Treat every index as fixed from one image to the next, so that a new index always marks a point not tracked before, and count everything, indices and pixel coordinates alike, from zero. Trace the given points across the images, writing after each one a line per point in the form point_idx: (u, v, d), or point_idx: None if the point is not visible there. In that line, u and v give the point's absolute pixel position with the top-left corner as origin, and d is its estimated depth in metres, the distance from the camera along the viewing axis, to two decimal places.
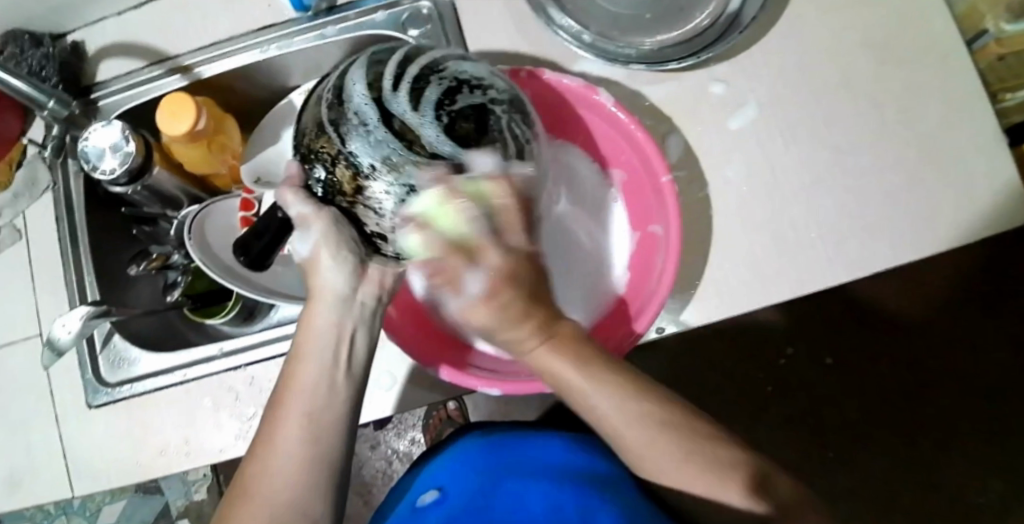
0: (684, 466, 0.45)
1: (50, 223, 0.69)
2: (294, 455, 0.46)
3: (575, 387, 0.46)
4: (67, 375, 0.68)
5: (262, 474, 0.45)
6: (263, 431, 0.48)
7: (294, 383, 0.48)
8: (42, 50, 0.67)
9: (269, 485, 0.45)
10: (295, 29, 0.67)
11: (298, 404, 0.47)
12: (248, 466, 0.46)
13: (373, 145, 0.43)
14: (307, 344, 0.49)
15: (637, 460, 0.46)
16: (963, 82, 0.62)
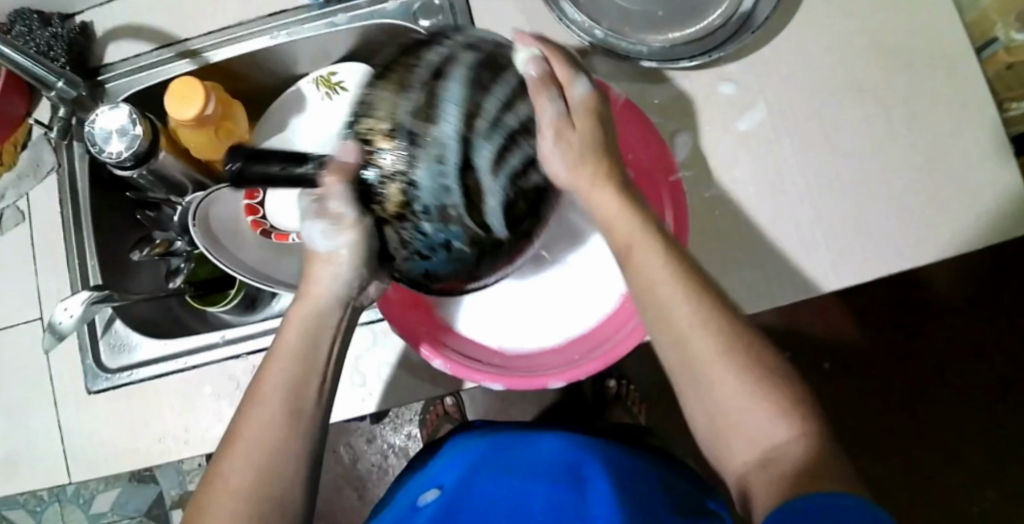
0: (743, 379, 0.42)
1: (53, 205, 0.69)
2: (274, 446, 0.44)
3: (652, 269, 0.44)
4: (67, 359, 0.67)
5: (228, 469, 0.44)
6: (237, 419, 0.46)
7: (270, 374, 0.46)
8: (51, 31, 0.67)
9: (234, 480, 0.43)
10: (306, 16, 0.67)
11: (268, 399, 0.45)
12: (218, 460, 0.45)
13: (439, 184, 0.41)
14: (293, 339, 0.47)
15: (696, 371, 0.43)
16: (972, 88, 0.62)
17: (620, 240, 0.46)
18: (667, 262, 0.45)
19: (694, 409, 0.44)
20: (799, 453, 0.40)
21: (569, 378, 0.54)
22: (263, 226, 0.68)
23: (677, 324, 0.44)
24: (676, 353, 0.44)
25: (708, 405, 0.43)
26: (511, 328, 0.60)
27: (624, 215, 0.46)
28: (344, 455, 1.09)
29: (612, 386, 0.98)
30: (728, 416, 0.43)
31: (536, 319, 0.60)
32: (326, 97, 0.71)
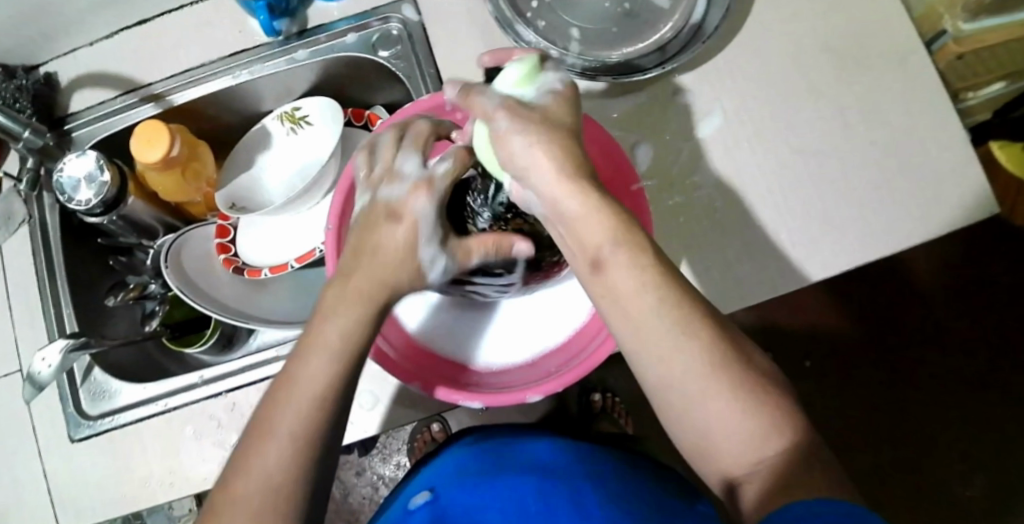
0: (733, 396, 0.40)
1: (26, 257, 0.69)
2: (281, 487, 0.40)
3: (631, 284, 0.41)
4: (49, 409, 0.67)
5: (265, 447, 0.41)
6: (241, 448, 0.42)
7: (281, 407, 0.42)
8: (16, 82, 0.67)
9: (276, 458, 0.41)
10: (267, 53, 0.68)
11: (315, 375, 0.42)
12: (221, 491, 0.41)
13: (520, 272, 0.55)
14: (311, 368, 0.43)
15: (688, 385, 0.40)
16: (922, 83, 0.63)
17: (591, 250, 0.43)
18: (641, 274, 0.41)
19: (680, 425, 0.42)
20: (795, 472, 0.38)
21: (546, 391, 0.54)
22: (236, 264, 0.67)
23: (662, 342, 0.41)
24: (661, 369, 0.41)
25: (698, 420, 0.41)
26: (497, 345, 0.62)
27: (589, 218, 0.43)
28: (335, 489, 1.09)
29: (598, 399, 0.99)
30: (721, 432, 0.40)
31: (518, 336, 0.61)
32: (291, 132, 0.71)
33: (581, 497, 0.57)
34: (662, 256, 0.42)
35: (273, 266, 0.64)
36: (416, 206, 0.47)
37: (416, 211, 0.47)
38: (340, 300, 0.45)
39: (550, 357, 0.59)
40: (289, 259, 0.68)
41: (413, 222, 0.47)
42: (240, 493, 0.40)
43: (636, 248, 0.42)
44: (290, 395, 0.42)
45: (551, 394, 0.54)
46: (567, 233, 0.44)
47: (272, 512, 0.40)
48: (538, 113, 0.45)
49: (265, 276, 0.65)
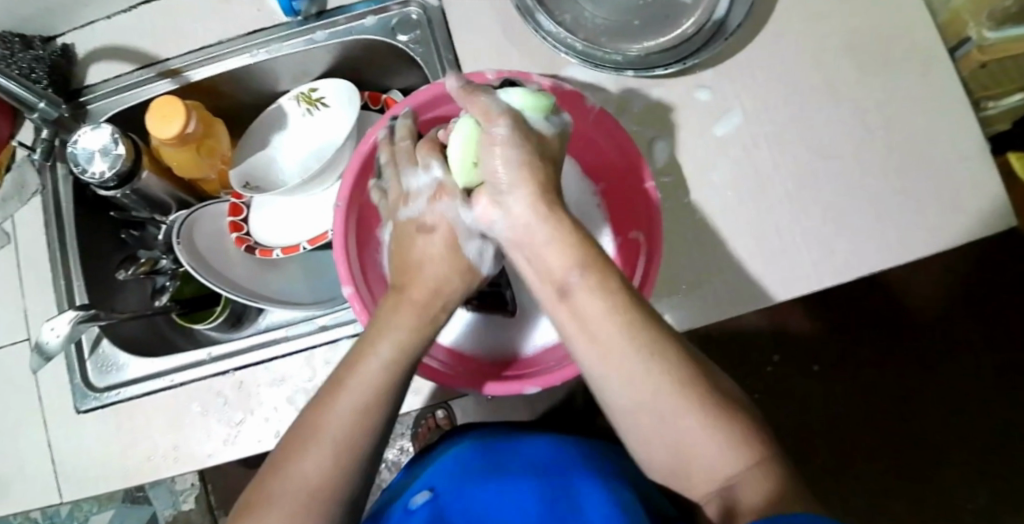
0: (699, 414, 0.41)
1: (38, 227, 0.69)
2: (323, 490, 0.43)
3: (600, 310, 0.42)
4: (56, 379, 0.67)
5: (312, 448, 0.43)
6: (288, 441, 0.45)
7: (333, 409, 0.44)
8: (33, 53, 0.67)
9: (320, 460, 0.43)
10: (285, 33, 0.67)
11: (367, 383, 0.45)
12: (267, 481, 0.43)
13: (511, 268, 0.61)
14: (369, 374, 0.46)
15: (659, 403, 0.41)
16: (944, 89, 0.63)
17: (557, 277, 0.43)
18: (609, 300, 0.42)
19: (650, 442, 0.43)
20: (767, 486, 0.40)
21: (545, 383, 0.54)
22: (247, 242, 0.67)
23: (630, 367, 0.41)
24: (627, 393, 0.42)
25: (668, 436, 0.42)
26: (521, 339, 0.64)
27: (556, 245, 0.44)
28: None
29: None
30: (692, 449, 0.42)
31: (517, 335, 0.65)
32: (307, 113, 0.71)
33: (581, 504, 0.56)
34: (627, 281, 0.43)
35: (284, 246, 0.64)
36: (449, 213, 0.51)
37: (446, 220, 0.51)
38: (395, 313, 0.48)
39: (551, 353, 0.60)
40: (302, 240, 0.68)
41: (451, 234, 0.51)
42: (283, 488, 0.43)
43: (603, 274, 0.42)
44: (340, 399, 0.45)
45: (548, 386, 0.55)
46: (534, 257, 0.45)
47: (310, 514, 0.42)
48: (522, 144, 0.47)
49: (276, 256, 0.65)
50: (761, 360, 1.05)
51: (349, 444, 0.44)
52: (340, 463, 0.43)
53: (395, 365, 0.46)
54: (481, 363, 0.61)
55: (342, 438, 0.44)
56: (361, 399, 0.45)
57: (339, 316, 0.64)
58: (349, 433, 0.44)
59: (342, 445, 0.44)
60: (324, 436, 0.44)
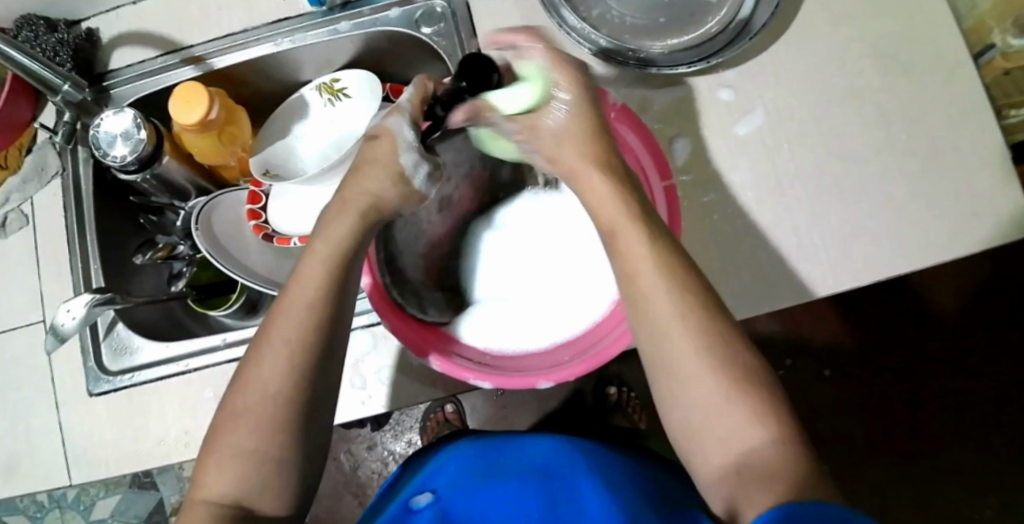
0: (719, 379, 0.44)
1: (58, 210, 0.69)
2: (277, 392, 0.46)
3: (640, 252, 0.47)
4: (70, 362, 0.67)
5: (264, 356, 0.46)
6: (247, 358, 0.48)
7: (279, 321, 0.47)
8: (58, 35, 0.68)
9: (271, 365, 0.46)
10: (310, 22, 0.68)
11: (308, 291, 0.48)
12: (230, 396, 0.47)
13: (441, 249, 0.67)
14: (306, 284, 0.48)
15: (679, 352, 0.45)
16: (968, 95, 0.63)
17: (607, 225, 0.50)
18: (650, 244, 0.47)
19: (671, 404, 0.46)
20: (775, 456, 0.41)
21: (558, 378, 0.54)
22: (265, 231, 0.67)
23: (654, 313, 0.46)
24: (655, 345, 0.46)
25: (683, 399, 0.45)
26: (490, 322, 0.63)
27: (615, 202, 0.50)
28: (344, 462, 1.09)
29: (613, 393, 1.00)
30: (706, 413, 0.44)
31: (511, 326, 0.62)
32: (329, 104, 0.71)
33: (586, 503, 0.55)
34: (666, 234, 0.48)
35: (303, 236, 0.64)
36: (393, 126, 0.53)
37: (392, 130, 0.53)
38: (326, 232, 0.50)
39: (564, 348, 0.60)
40: None
41: (393, 144, 0.53)
42: (243, 398, 0.46)
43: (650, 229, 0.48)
44: (283, 310, 0.48)
45: (562, 383, 0.55)
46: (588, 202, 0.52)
47: (269, 415, 0.45)
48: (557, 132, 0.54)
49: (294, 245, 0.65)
50: (773, 366, 1.05)
51: (298, 335, 0.47)
52: (295, 355, 0.46)
53: (334, 263, 0.49)
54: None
55: (292, 330, 0.47)
56: (307, 296, 0.48)
57: (354, 307, 0.65)
58: (298, 328, 0.47)
59: (292, 337, 0.47)
60: (277, 333, 0.47)
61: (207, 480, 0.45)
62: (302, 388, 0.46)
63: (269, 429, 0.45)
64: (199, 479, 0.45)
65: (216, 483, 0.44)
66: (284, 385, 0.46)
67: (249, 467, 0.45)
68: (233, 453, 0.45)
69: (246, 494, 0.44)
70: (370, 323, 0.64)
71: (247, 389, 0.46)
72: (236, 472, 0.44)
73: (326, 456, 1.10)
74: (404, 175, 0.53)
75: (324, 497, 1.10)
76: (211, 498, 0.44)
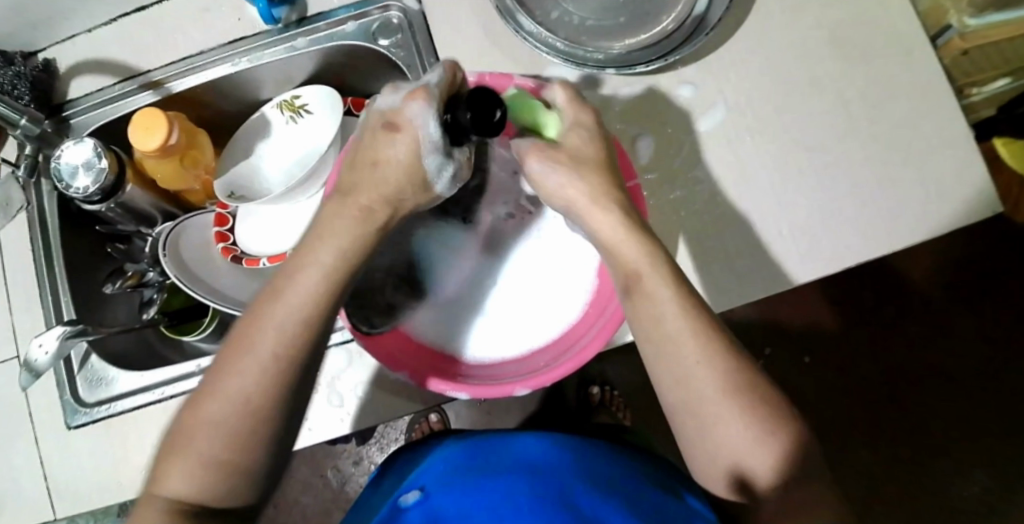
0: (747, 425, 0.45)
1: (25, 243, 0.69)
2: (254, 407, 0.43)
3: (658, 304, 0.47)
4: (46, 395, 0.67)
5: (244, 365, 0.44)
6: (220, 357, 0.45)
7: (260, 330, 0.44)
8: (14, 69, 0.67)
9: (252, 377, 0.44)
10: (266, 41, 0.67)
11: (297, 302, 0.45)
12: (202, 395, 0.44)
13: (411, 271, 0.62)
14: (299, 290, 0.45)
15: (706, 403, 0.46)
16: (927, 78, 0.63)
17: (625, 272, 0.49)
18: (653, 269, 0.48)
19: (694, 446, 0.48)
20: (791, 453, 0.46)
21: (534, 384, 0.54)
22: (234, 253, 0.67)
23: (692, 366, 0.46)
24: (679, 396, 0.47)
25: (711, 442, 0.47)
26: (493, 329, 0.62)
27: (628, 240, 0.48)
28: (332, 478, 1.10)
29: (596, 391, 1.03)
30: (733, 455, 0.46)
31: (513, 330, 0.62)
32: (290, 121, 0.71)
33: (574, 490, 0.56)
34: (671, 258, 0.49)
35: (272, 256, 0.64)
36: (411, 118, 0.46)
37: (411, 123, 0.46)
38: (327, 234, 0.46)
39: (541, 352, 0.59)
40: (288, 249, 0.67)
41: (411, 138, 0.46)
42: (215, 404, 0.43)
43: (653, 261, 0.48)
44: (267, 316, 0.45)
45: (538, 388, 0.55)
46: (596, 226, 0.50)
47: (241, 429, 0.43)
48: (563, 152, 0.51)
49: (264, 265, 0.66)
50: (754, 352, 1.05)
51: (286, 348, 0.44)
52: (282, 370, 0.44)
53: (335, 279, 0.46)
54: (466, 362, 0.60)
55: (280, 342, 0.44)
56: (298, 306, 0.45)
57: None
58: (287, 339, 0.44)
59: (279, 349, 0.44)
60: (262, 340, 0.44)
61: (170, 479, 0.43)
62: (283, 401, 0.44)
63: (242, 438, 0.43)
64: (158, 474, 0.44)
65: (179, 483, 0.43)
66: (264, 397, 0.44)
67: (217, 473, 0.43)
68: (201, 455, 0.43)
69: (211, 497, 0.43)
70: (343, 339, 0.64)
71: (223, 393, 0.44)
72: (202, 476, 0.43)
73: (312, 471, 1.10)
74: (418, 176, 0.48)
75: (317, 510, 1.10)
76: (173, 497, 0.43)
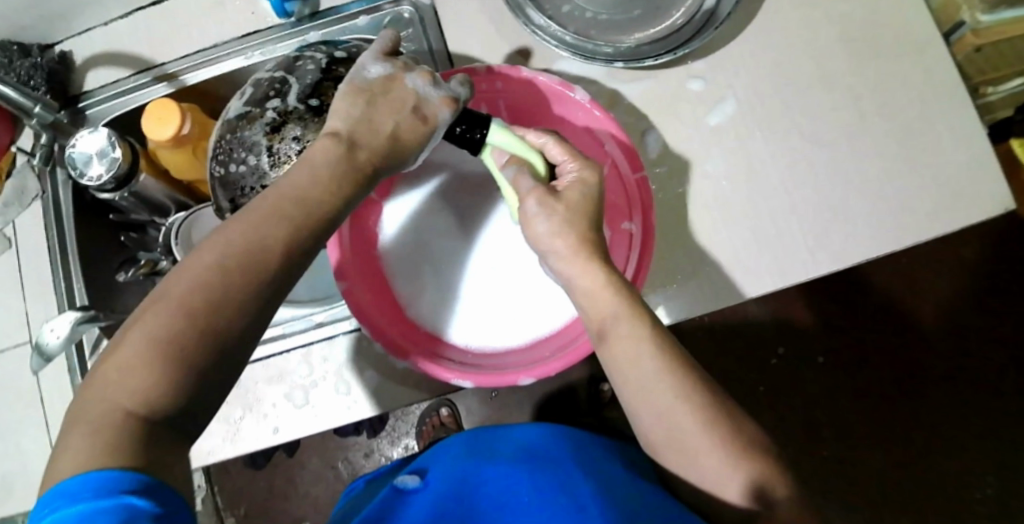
0: (728, 451, 0.46)
1: (39, 231, 0.70)
2: (196, 322, 0.41)
3: (634, 353, 0.48)
4: (57, 381, 0.68)
5: (193, 276, 0.42)
6: (172, 277, 0.43)
7: (208, 253, 0.43)
8: (31, 60, 0.68)
9: (199, 290, 0.42)
10: (280, 34, 0.68)
11: (249, 233, 0.44)
12: (148, 308, 0.41)
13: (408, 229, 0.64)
14: (244, 231, 0.44)
15: (688, 439, 0.47)
16: (940, 72, 0.62)
17: (598, 318, 0.50)
18: (633, 325, 0.49)
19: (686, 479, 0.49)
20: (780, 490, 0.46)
21: (538, 374, 0.55)
22: None
23: (668, 412, 0.47)
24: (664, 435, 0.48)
25: (698, 472, 0.47)
26: (481, 318, 0.63)
27: (606, 292, 0.50)
28: (343, 470, 1.10)
29: (606, 389, 1.03)
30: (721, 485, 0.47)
31: (500, 318, 0.62)
32: None
33: (574, 482, 0.55)
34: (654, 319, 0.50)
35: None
36: (440, 115, 0.52)
37: (439, 119, 0.52)
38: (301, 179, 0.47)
39: (545, 344, 0.60)
40: None
41: (431, 131, 0.52)
42: (159, 315, 0.41)
43: (634, 316, 0.49)
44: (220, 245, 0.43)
45: (542, 379, 0.55)
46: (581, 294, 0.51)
47: (180, 340, 0.40)
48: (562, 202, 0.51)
49: None
50: (767, 354, 1.06)
51: (231, 271, 0.42)
52: (232, 285, 0.42)
53: (295, 221, 0.45)
54: (470, 351, 0.61)
55: (226, 258, 0.43)
56: (258, 234, 0.44)
57: (336, 313, 0.65)
58: (240, 257, 0.43)
59: (225, 269, 0.42)
60: (212, 254, 0.43)
61: (107, 392, 0.40)
62: (225, 325, 0.42)
63: (190, 346, 0.40)
64: (92, 386, 0.40)
65: (122, 394, 0.39)
66: (214, 309, 0.42)
67: (161, 383, 0.40)
68: (145, 361, 0.40)
69: (151, 411, 0.40)
70: (351, 329, 0.64)
71: (167, 301, 0.41)
72: (146, 383, 0.39)
73: (323, 464, 1.11)
74: (405, 157, 0.52)
75: (324, 507, 1.10)
76: (107, 409, 0.39)
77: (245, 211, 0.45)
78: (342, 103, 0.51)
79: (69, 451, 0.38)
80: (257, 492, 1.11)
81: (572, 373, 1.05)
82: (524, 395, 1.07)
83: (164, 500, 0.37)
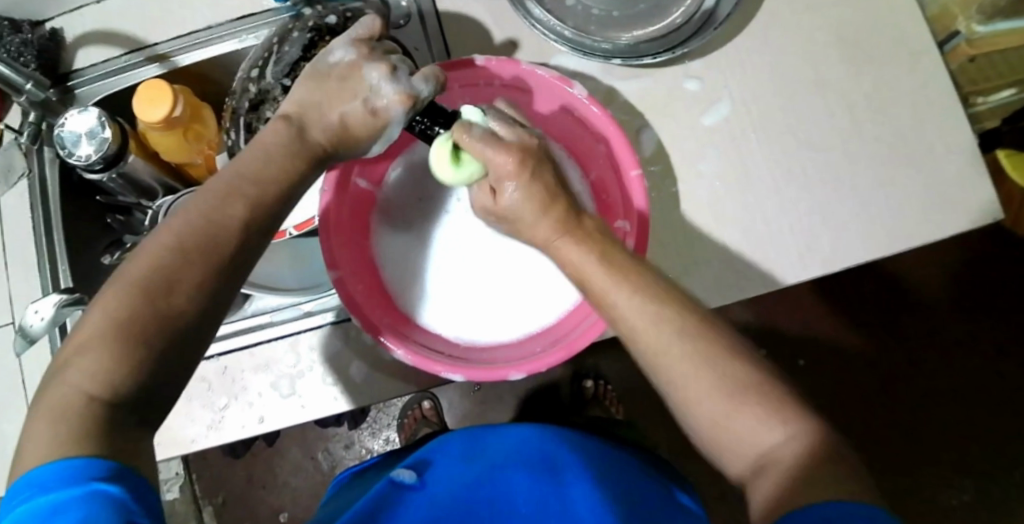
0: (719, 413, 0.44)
1: (24, 210, 0.69)
2: (156, 304, 0.40)
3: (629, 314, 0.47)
4: (38, 364, 0.67)
5: (150, 257, 0.42)
6: (130, 260, 0.43)
7: (164, 233, 0.43)
8: (22, 36, 0.67)
9: (158, 270, 0.41)
10: (273, 18, 0.67)
11: (202, 212, 0.44)
12: (106, 292, 0.41)
13: (397, 220, 0.66)
14: (199, 208, 0.44)
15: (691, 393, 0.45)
16: (933, 83, 0.63)
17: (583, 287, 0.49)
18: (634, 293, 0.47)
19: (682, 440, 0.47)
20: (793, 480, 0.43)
21: (529, 368, 0.54)
22: None
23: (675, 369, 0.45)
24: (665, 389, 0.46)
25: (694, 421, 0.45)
26: (457, 312, 0.63)
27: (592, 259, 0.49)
28: (323, 461, 1.10)
29: (589, 385, 1.04)
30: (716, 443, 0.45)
31: (475, 315, 0.63)
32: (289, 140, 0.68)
33: (570, 494, 0.55)
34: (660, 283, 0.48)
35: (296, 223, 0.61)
36: (393, 112, 0.51)
37: (390, 115, 0.51)
38: (254, 160, 0.47)
39: (534, 339, 0.60)
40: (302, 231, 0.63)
41: (380, 125, 0.51)
42: (117, 296, 0.40)
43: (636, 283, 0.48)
44: (176, 223, 0.43)
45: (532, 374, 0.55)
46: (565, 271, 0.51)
47: (141, 323, 0.40)
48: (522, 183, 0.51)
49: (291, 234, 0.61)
50: None
51: (190, 251, 0.42)
52: (190, 264, 0.42)
53: (252, 198, 0.45)
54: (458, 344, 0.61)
55: (182, 239, 0.42)
56: (214, 212, 0.44)
57: (325, 302, 0.65)
58: (197, 237, 0.43)
59: (184, 250, 0.42)
60: (169, 235, 0.43)
61: (69, 377, 0.39)
62: (189, 304, 0.42)
63: (148, 327, 0.40)
64: (58, 374, 0.40)
65: (84, 377, 0.39)
66: (171, 289, 0.41)
67: (124, 365, 0.39)
68: (103, 344, 0.39)
69: (114, 395, 0.39)
70: (339, 319, 0.64)
71: (125, 284, 0.41)
72: (109, 365, 0.39)
73: (304, 453, 1.10)
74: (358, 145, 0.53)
75: (305, 495, 1.10)
76: (69, 394, 0.38)
77: (200, 193, 0.45)
78: (300, 87, 0.52)
79: (38, 440, 0.38)
80: (236, 480, 1.10)
81: (556, 369, 1.07)
82: (507, 390, 1.07)
83: (137, 487, 0.37)
